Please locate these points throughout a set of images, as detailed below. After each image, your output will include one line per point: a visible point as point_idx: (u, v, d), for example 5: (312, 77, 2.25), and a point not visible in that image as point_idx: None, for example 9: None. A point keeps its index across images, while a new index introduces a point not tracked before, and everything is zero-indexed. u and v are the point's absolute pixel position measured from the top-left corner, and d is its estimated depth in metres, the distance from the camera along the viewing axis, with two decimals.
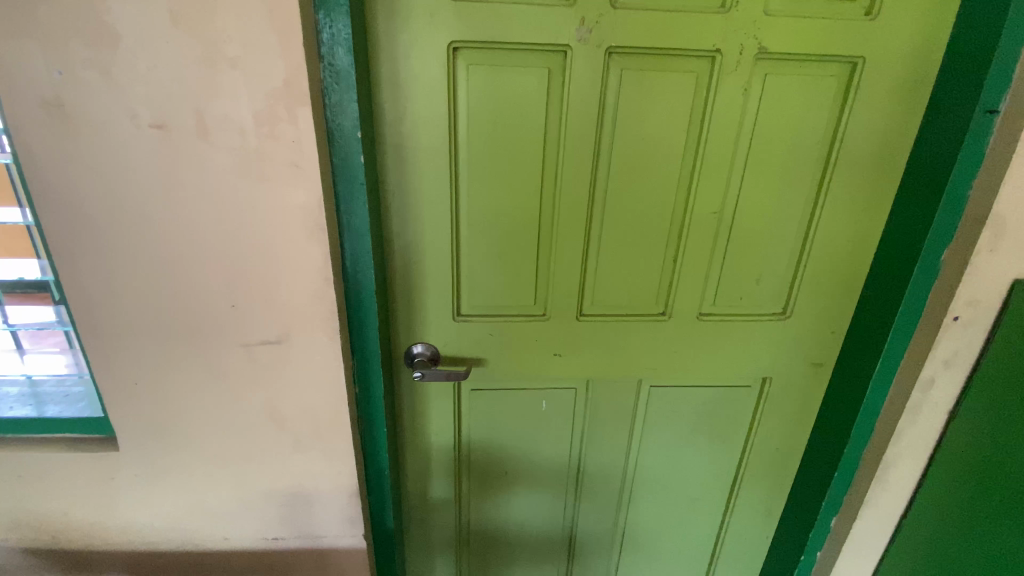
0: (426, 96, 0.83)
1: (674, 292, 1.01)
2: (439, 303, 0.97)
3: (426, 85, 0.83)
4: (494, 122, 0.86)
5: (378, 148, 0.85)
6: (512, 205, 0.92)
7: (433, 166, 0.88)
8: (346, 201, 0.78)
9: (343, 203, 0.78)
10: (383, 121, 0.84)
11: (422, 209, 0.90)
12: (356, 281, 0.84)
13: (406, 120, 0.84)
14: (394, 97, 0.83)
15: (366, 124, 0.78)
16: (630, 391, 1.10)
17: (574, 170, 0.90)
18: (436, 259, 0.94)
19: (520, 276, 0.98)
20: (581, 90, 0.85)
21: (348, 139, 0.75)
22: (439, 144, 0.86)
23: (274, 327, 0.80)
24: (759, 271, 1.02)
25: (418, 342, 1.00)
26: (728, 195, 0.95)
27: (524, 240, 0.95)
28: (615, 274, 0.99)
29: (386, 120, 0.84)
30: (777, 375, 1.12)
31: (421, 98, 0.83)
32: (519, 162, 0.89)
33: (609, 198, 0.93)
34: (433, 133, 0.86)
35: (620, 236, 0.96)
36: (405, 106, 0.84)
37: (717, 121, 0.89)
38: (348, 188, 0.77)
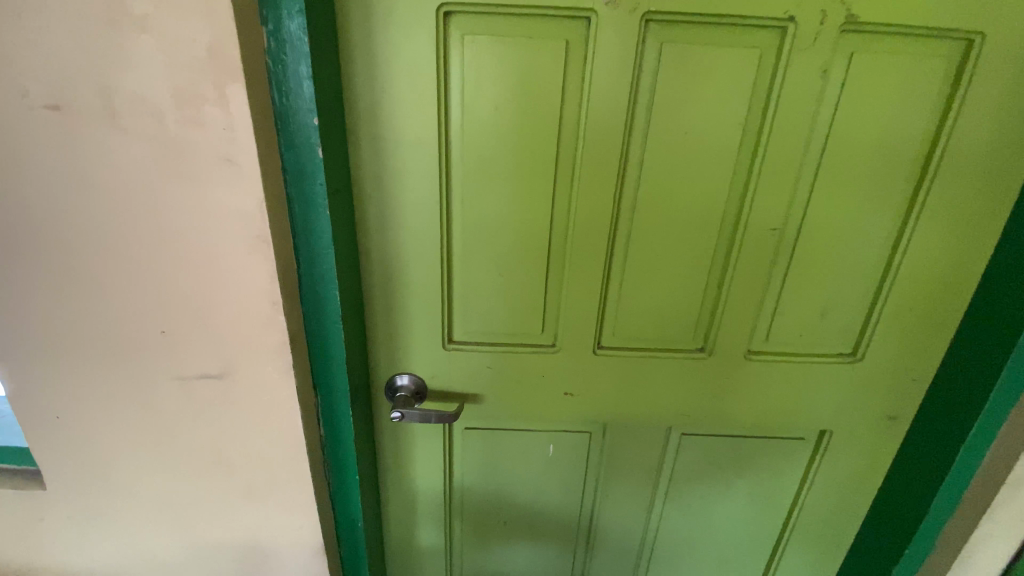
0: (411, 76, 0.66)
1: (716, 325, 0.82)
2: (425, 328, 0.81)
3: (409, 62, 0.66)
4: (497, 109, 0.69)
5: (351, 139, 0.69)
6: (517, 214, 0.74)
7: (420, 163, 0.71)
8: (302, 207, 0.62)
9: (298, 210, 0.62)
10: (356, 106, 0.67)
11: (406, 216, 0.74)
12: (318, 305, 0.68)
13: (384, 105, 0.68)
14: (370, 77, 0.66)
15: (329, 109, 0.62)
16: (655, 439, 0.92)
17: (596, 171, 0.72)
18: (422, 277, 0.77)
19: (525, 300, 0.80)
20: (607, 71, 0.66)
21: (302, 128, 0.58)
22: (426, 137, 0.69)
23: (215, 360, 0.65)
24: (825, 302, 0.82)
25: (403, 373, 0.83)
26: (792, 209, 0.75)
27: (532, 255, 0.77)
28: (643, 301, 0.80)
29: (361, 105, 0.67)
30: (840, 428, 0.92)
31: (403, 78, 0.66)
32: (528, 161, 0.71)
33: (640, 207, 0.74)
34: (419, 122, 0.69)
35: (652, 255, 0.77)
36: (383, 88, 0.67)
37: (784, 112, 0.69)
38: (304, 190, 0.61)
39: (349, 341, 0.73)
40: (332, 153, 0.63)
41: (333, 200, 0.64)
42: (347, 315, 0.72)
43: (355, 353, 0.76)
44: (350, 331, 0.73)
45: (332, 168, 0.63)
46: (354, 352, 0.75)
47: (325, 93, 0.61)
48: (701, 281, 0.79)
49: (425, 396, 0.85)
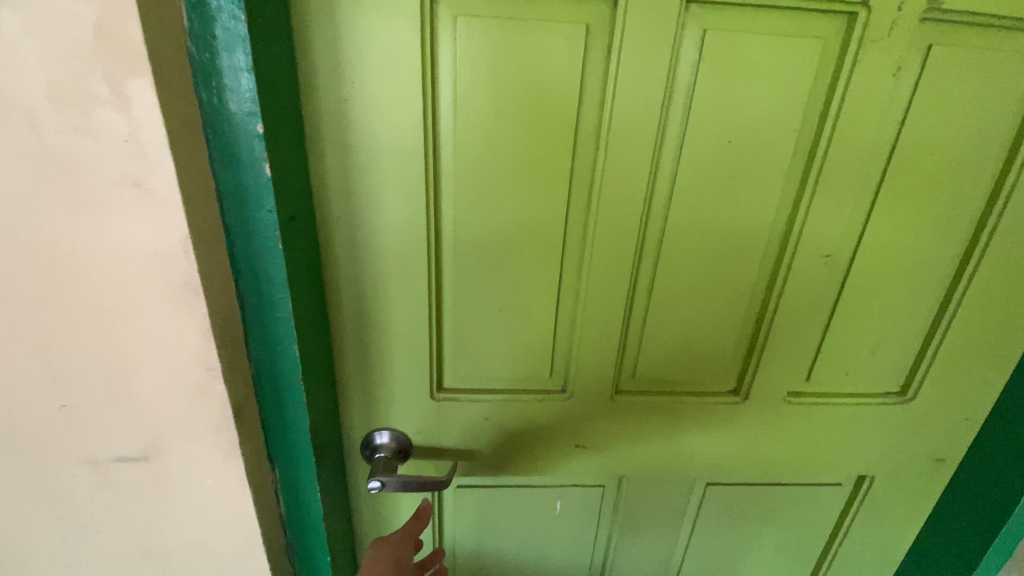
0: (389, 68, 0.52)
1: (754, 365, 0.70)
2: (409, 376, 0.67)
3: (386, 51, 0.51)
4: (497, 113, 0.55)
5: (312, 148, 0.54)
6: (522, 239, 0.61)
7: (401, 178, 0.56)
8: (245, 241, 0.47)
9: (240, 244, 0.47)
10: (318, 107, 0.53)
11: (384, 244, 0.59)
12: (271, 362, 0.53)
13: (355, 107, 0.53)
14: (335, 71, 0.52)
15: (279, 111, 0.47)
16: (676, 490, 0.80)
17: (621, 188, 0.59)
18: (405, 316, 0.63)
19: (530, 340, 0.67)
20: (635, 65, 0.53)
21: (241, 137, 0.44)
22: (409, 146, 0.55)
23: (138, 438, 0.50)
24: (877, 337, 0.70)
25: (383, 429, 0.69)
26: (848, 231, 0.63)
27: (539, 288, 0.64)
28: (669, 339, 0.68)
29: (325, 105, 0.53)
30: (882, 474, 0.81)
31: (378, 71, 0.52)
32: (536, 176, 0.58)
33: (670, 231, 0.61)
34: (399, 127, 0.54)
35: (682, 286, 0.65)
36: (353, 85, 0.52)
37: (848, 117, 0.57)
38: (247, 219, 0.46)
39: (314, 401, 0.58)
40: (286, 168, 0.49)
41: (288, 230, 0.49)
42: (312, 369, 0.57)
43: (322, 412, 0.61)
44: (315, 388, 0.58)
45: (286, 188, 0.49)
46: (321, 412, 0.61)
47: (274, 90, 0.46)
48: (738, 316, 0.67)
49: (410, 454, 0.71)
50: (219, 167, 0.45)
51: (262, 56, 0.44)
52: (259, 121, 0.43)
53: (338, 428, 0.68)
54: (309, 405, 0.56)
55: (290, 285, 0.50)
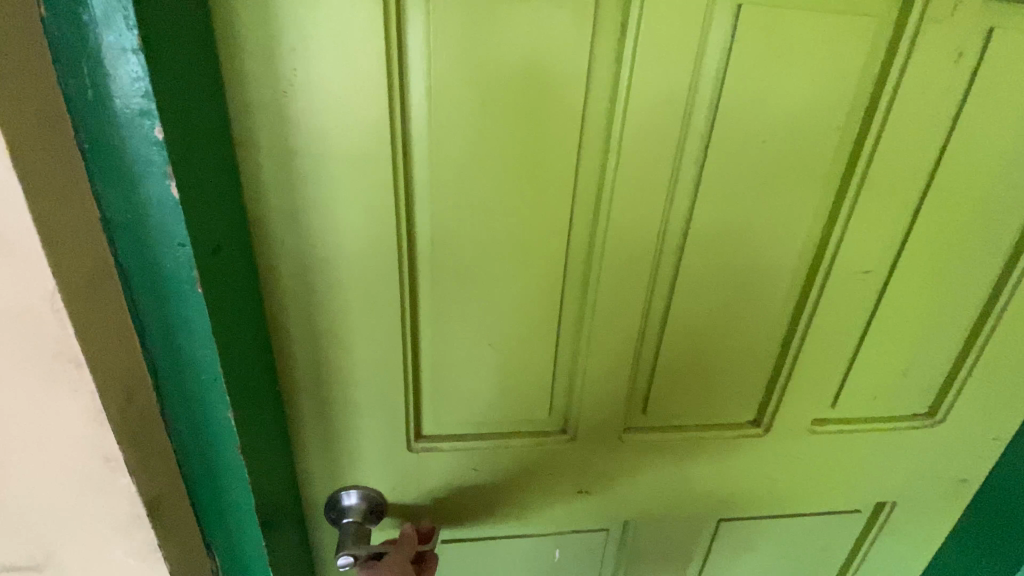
0: (343, 52, 0.40)
1: (777, 394, 0.62)
2: (381, 427, 0.56)
3: (338, 30, 0.40)
4: (483, 109, 0.44)
5: (243, 155, 0.42)
6: (514, 262, 0.50)
7: (363, 191, 0.45)
8: (151, 283, 0.35)
9: (142, 287, 0.35)
10: (248, 101, 0.41)
11: (344, 272, 0.48)
12: (199, 434, 0.41)
13: (299, 102, 0.41)
14: (270, 54, 0.40)
15: (194, 109, 0.35)
16: (687, 531, 0.71)
17: (635, 200, 0.49)
18: (373, 357, 0.52)
19: (525, 377, 0.56)
20: (657, 48, 0.43)
21: (133, 145, 0.31)
22: (372, 152, 0.44)
23: (21, 544, 0.38)
24: (910, 359, 0.63)
25: (351, 488, 0.58)
26: (887, 244, 0.55)
27: (536, 318, 0.53)
28: (683, 369, 0.59)
29: (260, 99, 0.41)
30: (903, 500, 0.75)
31: (329, 56, 0.40)
32: (531, 186, 0.47)
33: (689, 248, 0.52)
34: (358, 126, 0.43)
35: (700, 310, 0.55)
36: (295, 73, 0.40)
37: (898, 113, 0.48)
38: (150, 255, 0.34)
39: (261, 472, 0.47)
40: (206, 185, 0.37)
41: (212, 266, 0.37)
42: (257, 433, 0.46)
43: (273, 479, 0.50)
44: (262, 457, 0.47)
45: (206, 211, 0.37)
46: (271, 480, 0.49)
47: (184, 82, 0.34)
48: (761, 341, 0.58)
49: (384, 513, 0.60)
50: (107, 186, 0.33)
51: (163, 32, 0.31)
52: (158, 123, 0.31)
53: (297, 489, 0.57)
54: (254, 480, 0.45)
55: (219, 339, 0.38)
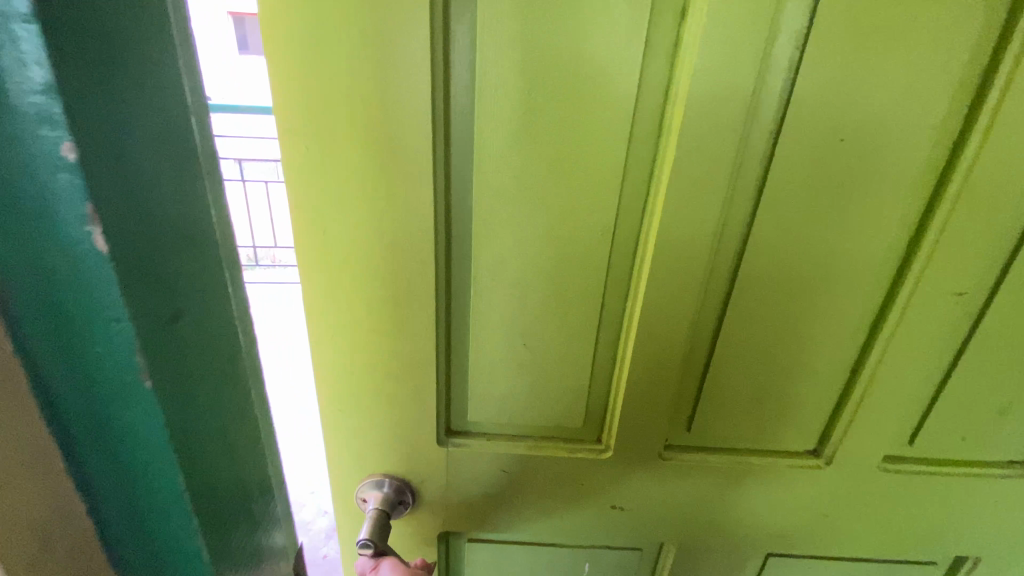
0: (384, 40, 0.39)
1: (842, 423, 0.55)
2: (410, 426, 0.54)
3: (381, 14, 0.39)
4: (528, 99, 0.42)
5: (282, 144, 0.42)
6: (555, 260, 0.48)
7: (396, 182, 0.44)
8: (76, 337, 0.31)
9: (38, 323, 0.31)
10: (289, 89, 0.41)
11: (379, 265, 0.47)
12: (126, 488, 0.36)
13: (337, 89, 0.41)
14: (310, 40, 0.39)
15: (144, 122, 0.31)
16: (731, 561, 0.66)
17: (688, 205, 0.44)
18: (403, 355, 0.50)
19: (561, 383, 0.54)
20: (722, 35, 0.39)
21: (40, 175, 0.27)
22: (408, 143, 0.42)
23: None
24: (1008, 398, 0.54)
25: (380, 476, 0.57)
26: (985, 265, 0.48)
27: (576, 321, 0.51)
28: (735, 386, 0.54)
29: (302, 86, 0.40)
30: (991, 557, 0.65)
31: (368, 41, 0.39)
32: (576, 182, 0.45)
33: (748, 256, 0.47)
34: (395, 116, 0.41)
35: (757, 323, 0.51)
36: (335, 60, 0.40)
37: (1009, 112, 0.42)
38: (59, 299, 0.30)
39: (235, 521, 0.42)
40: (151, 218, 0.32)
41: (149, 317, 0.32)
42: (240, 484, 0.43)
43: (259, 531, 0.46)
44: (232, 511, 0.42)
45: (148, 254, 0.32)
46: (255, 531, 0.46)
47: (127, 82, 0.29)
48: (828, 363, 0.53)
49: (411, 507, 0.60)
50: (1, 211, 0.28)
51: (67, 41, 0.26)
52: (58, 128, 0.26)
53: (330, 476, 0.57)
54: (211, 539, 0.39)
55: (154, 388, 0.33)
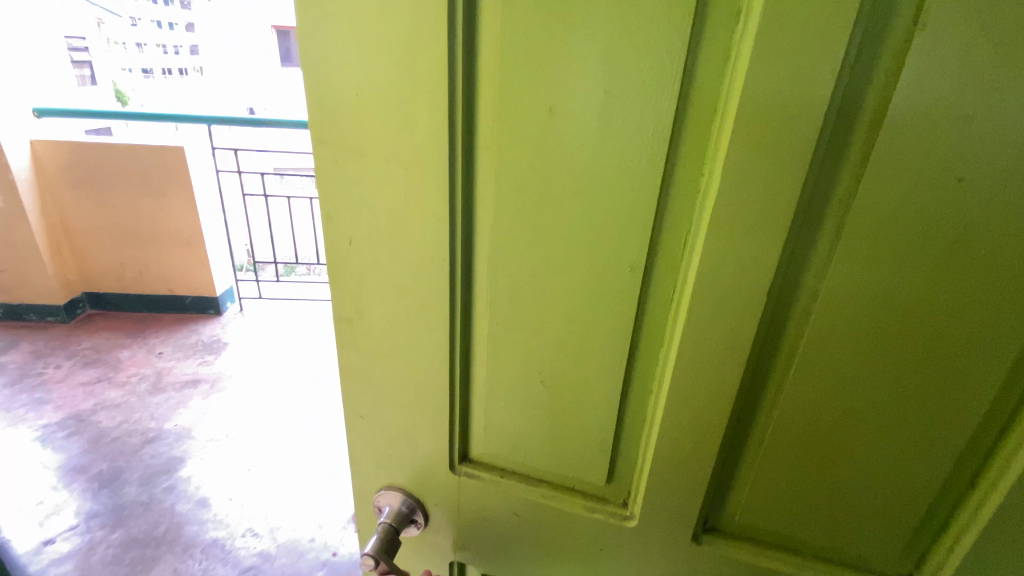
0: (402, 59, 0.38)
1: (948, 556, 0.41)
2: (425, 443, 0.54)
3: (399, 23, 0.37)
4: (549, 117, 0.37)
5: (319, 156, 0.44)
6: (577, 296, 0.43)
7: (414, 202, 0.43)
8: None
9: None
10: (319, 101, 0.41)
11: (395, 281, 0.46)
12: None
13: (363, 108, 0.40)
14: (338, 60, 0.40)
15: None
16: None
17: (733, 257, 0.35)
18: (419, 373, 0.50)
19: (579, 432, 0.48)
20: (781, 43, 0.29)
21: None
22: (425, 163, 0.41)
23: None
24: None
25: (392, 487, 0.58)
26: None
27: (598, 366, 0.45)
28: (801, 467, 0.42)
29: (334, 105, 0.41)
30: None
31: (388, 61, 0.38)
32: (601, 210, 0.39)
33: (815, 317, 0.36)
34: (413, 136, 0.40)
35: (833, 400, 0.38)
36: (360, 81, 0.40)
37: None
38: None
39: None
40: None
41: None
42: None
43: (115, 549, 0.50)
44: None
45: None
46: None
47: None
48: (932, 475, 0.38)
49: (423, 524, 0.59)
50: None
51: None
52: None
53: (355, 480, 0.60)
54: None
55: None
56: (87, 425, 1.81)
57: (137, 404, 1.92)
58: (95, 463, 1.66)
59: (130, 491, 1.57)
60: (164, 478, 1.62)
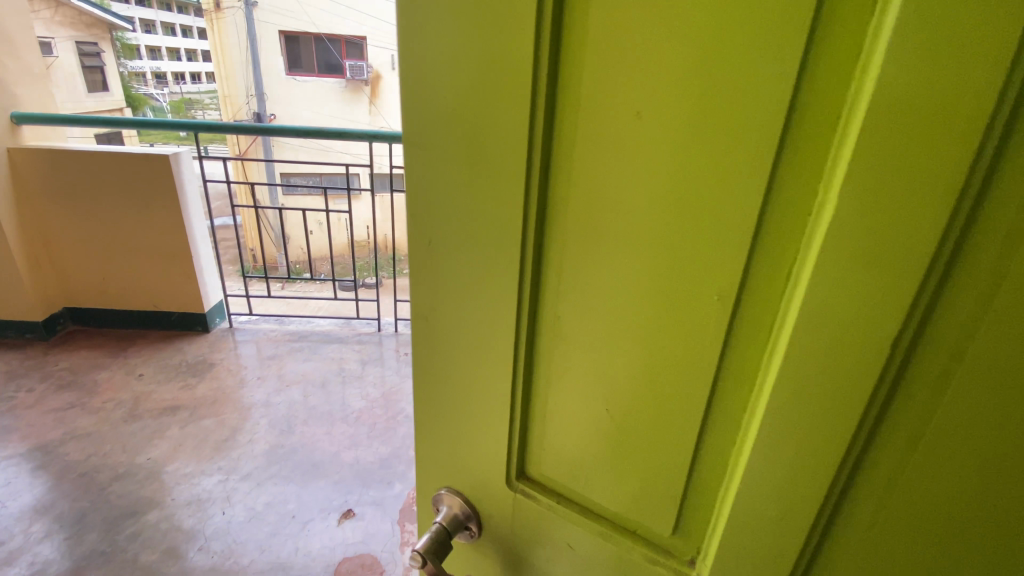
0: (491, 89, 0.40)
1: None
2: (489, 451, 0.56)
3: (490, 54, 0.39)
4: (636, 122, 0.36)
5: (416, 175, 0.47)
6: (654, 317, 0.40)
7: (496, 220, 0.44)
8: None
9: None
10: (420, 124, 0.45)
11: (473, 277, 0.48)
12: None
13: (455, 132, 0.43)
14: (437, 88, 0.42)
15: None
16: None
17: (837, 301, 0.31)
18: (488, 382, 0.52)
19: (647, 457, 0.46)
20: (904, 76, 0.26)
21: None
22: (506, 185, 0.42)
23: None
24: None
25: (444, 488, 0.62)
26: None
27: (673, 392, 0.42)
28: (934, 540, 0.34)
29: (429, 129, 0.45)
30: None
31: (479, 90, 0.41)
32: (688, 227, 0.36)
33: (959, 376, 0.30)
34: (497, 159, 0.42)
35: (987, 465, 0.31)
36: (452, 110, 0.43)
37: None
38: None
39: None
40: None
41: None
42: None
43: None
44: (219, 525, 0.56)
45: None
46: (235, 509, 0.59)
47: None
48: None
49: (476, 530, 0.61)
50: None
51: None
52: None
53: (427, 473, 0.64)
54: None
55: None
56: (53, 459, 1.70)
57: (109, 435, 1.80)
58: (59, 501, 1.55)
59: (91, 538, 1.44)
60: (128, 524, 1.48)
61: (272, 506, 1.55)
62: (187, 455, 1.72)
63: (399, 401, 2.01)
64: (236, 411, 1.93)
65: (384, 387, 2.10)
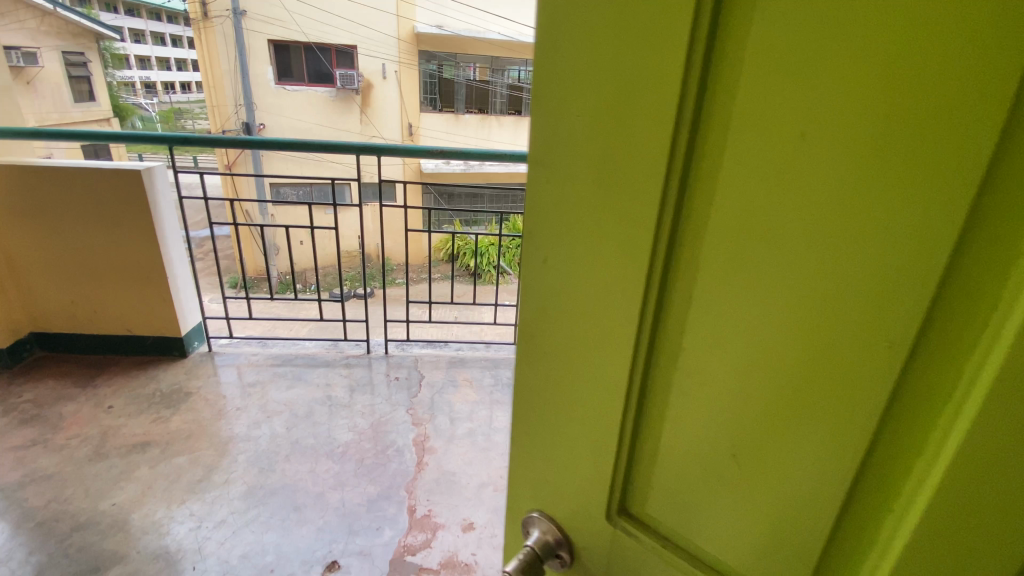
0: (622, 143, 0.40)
1: None
2: (590, 484, 0.55)
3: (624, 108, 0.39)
4: (798, 143, 0.33)
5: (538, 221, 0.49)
6: (795, 376, 0.38)
7: (617, 267, 0.44)
8: None
9: None
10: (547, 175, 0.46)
11: (590, 291, 0.47)
12: None
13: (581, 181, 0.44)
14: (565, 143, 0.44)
15: None
16: None
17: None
18: (596, 418, 0.52)
19: (776, 502, 0.42)
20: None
21: None
22: (634, 232, 0.42)
23: None
24: None
25: (535, 509, 0.63)
26: None
27: (807, 434, 0.38)
28: None
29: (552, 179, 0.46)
30: None
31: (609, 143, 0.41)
32: (849, 262, 0.33)
33: None
34: (626, 208, 0.42)
35: None
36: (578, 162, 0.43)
37: None
38: None
39: None
40: None
41: None
42: None
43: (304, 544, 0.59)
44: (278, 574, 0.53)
45: None
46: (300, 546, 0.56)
47: None
48: None
49: (567, 559, 0.59)
50: None
51: None
52: None
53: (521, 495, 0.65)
54: None
55: None
56: (9, 505, 1.54)
57: (73, 477, 1.65)
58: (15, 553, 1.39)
59: None
60: None
61: (249, 560, 1.39)
62: (157, 500, 1.57)
63: (388, 433, 1.86)
64: (211, 446, 1.79)
65: (374, 418, 1.95)
